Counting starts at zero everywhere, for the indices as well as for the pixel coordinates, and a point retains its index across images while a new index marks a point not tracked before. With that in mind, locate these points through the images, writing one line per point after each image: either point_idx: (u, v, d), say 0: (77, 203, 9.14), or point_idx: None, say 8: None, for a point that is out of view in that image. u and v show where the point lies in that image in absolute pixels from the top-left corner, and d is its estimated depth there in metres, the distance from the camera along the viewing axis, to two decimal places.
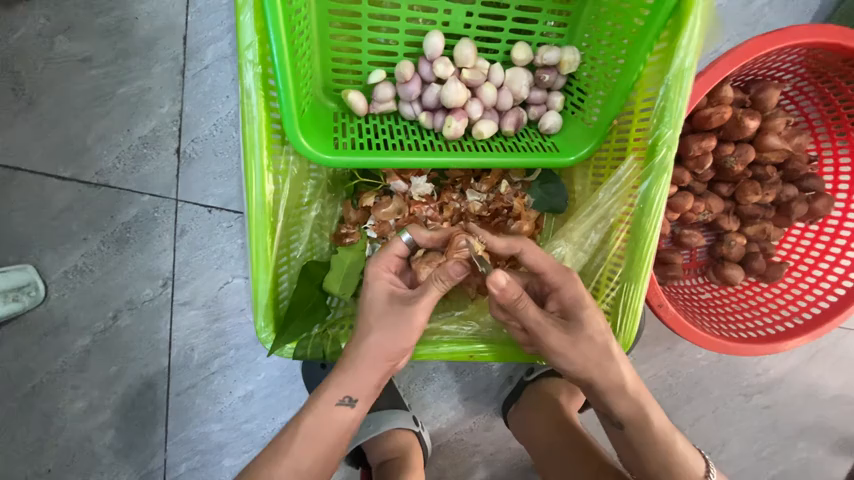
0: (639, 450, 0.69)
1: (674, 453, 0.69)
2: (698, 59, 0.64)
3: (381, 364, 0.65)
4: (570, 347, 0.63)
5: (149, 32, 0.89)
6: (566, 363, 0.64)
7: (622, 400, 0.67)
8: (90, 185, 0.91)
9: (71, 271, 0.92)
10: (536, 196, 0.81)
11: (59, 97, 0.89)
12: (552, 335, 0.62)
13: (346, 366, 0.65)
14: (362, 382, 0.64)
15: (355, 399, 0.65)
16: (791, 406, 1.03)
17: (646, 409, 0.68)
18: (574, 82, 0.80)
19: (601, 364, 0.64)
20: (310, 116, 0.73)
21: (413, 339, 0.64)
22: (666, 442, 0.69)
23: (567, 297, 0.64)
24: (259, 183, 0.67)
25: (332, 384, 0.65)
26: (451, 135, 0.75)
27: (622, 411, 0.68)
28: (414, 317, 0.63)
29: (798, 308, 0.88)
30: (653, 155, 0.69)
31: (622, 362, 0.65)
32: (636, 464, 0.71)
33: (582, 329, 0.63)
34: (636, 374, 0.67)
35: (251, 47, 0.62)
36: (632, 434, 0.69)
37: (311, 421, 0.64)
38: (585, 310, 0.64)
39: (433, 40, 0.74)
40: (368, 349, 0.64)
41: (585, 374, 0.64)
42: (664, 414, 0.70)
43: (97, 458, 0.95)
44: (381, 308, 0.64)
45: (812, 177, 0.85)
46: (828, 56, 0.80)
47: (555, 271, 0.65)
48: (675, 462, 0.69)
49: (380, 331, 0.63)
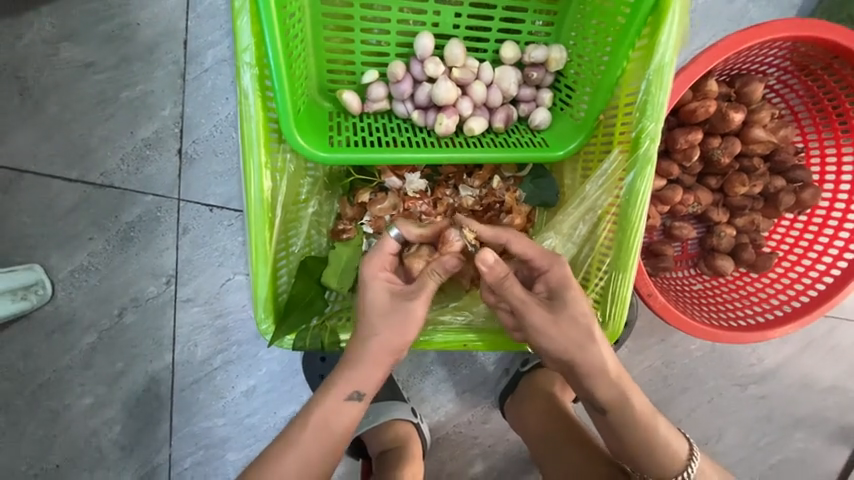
0: (621, 435, 0.71)
1: (655, 435, 0.72)
2: (678, 55, 0.67)
3: (385, 358, 0.67)
4: (553, 326, 0.65)
5: (150, 37, 0.92)
6: (549, 342, 0.65)
7: (605, 386, 0.68)
8: (96, 186, 0.94)
9: (77, 270, 0.94)
10: (527, 191, 0.83)
11: (64, 102, 0.93)
12: (536, 313, 0.64)
13: (351, 362, 0.66)
14: (369, 376, 0.66)
15: (363, 393, 0.67)
16: (787, 396, 1.04)
17: (627, 394, 0.70)
18: (562, 79, 0.83)
19: (582, 346, 0.66)
20: (306, 115, 0.75)
21: (414, 332, 0.67)
22: (649, 426, 0.71)
23: (553, 279, 0.67)
24: (257, 179, 0.70)
25: (340, 381, 0.66)
26: (443, 132, 0.78)
27: (604, 397, 0.69)
28: (414, 310, 0.66)
29: (787, 296, 0.89)
30: (637, 148, 0.71)
31: (603, 344, 0.67)
32: (621, 449, 0.72)
33: (567, 309, 0.65)
34: (616, 359, 0.69)
35: (248, 49, 0.65)
36: (615, 420, 0.70)
37: (319, 414, 0.66)
38: (571, 291, 0.66)
39: (423, 40, 0.77)
40: (376, 346, 0.66)
41: (567, 355, 0.66)
42: (644, 398, 0.72)
43: (103, 454, 0.97)
44: (384, 304, 0.66)
45: (799, 168, 0.87)
46: (809, 49, 0.82)
47: (542, 255, 0.67)
48: (657, 444, 0.72)
49: (385, 328, 0.66)
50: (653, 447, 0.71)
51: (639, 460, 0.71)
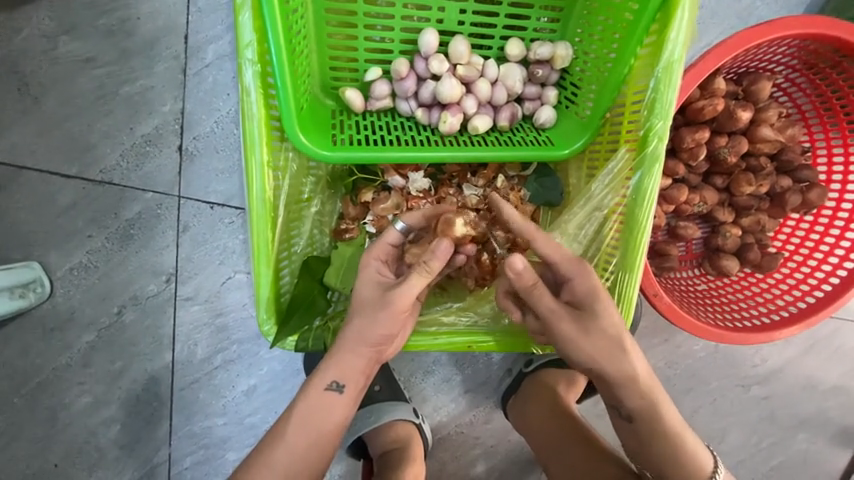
0: (649, 444, 0.70)
1: (681, 444, 0.69)
2: (687, 51, 0.66)
3: (364, 350, 0.66)
4: (584, 337, 0.65)
5: (150, 32, 0.91)
6: (578, 352, 0.66)
7: (633, 395, 0.68)
8: (95, 183, 0.93)
9: (76, 267, 0.93)
10: (532, 189, 0.83)
11: (63, 97, 0.91)
12: (563, 323, 0.65)
13: (332, 352, 0.67)
14: (347, 367, 0.66)
15: (343, 384, 0.67)
16: (790, 397, 1.03)
17: (658, 402, 0.69)
18: (568, 77, 0.81)
19: (612, 356, 0.66)
20: (309, 112, 0.74)
21: (394, 325, 0.65)
22: (674, 436, 0.69)
23: (580, 287, 0.65)
24: (259, 178, 0.69)
25: (320, 372, 0.67)
26: (447, 130, 0.77)
27: (632, 405, 0.69)
28: (396, 302, 0.64)
29: (793, 297, 0.89)
30: (645, 146, 0.70)
31: (634, 355, 0.67)
32: (644, 457, 0.71)
33: (596, 321, 0.65)
34: (648, 367, 0.69)
35: (250, 45, 0.64)
36: (641, 427, 0.70)
37: (305, 406, 0.66)
38: (600, 302, 0.65)
39: (428, 37, 0.76)
40: (352, 335, 0.66)
41: (594, 363, 0.66)
42: (673, 406, 0.71)
43: (103, 453, 0.96)
44: (367, 296, 0.66)
45: (806, 168, 0.86)
46: (818, 47, 0.81)
47: (567, 261, 0.65)
48: (684, 456, 0.69)
49: (361, 317, 0.66)
50: (676, 455, 0.69)
51: (665, 472, 0.69)
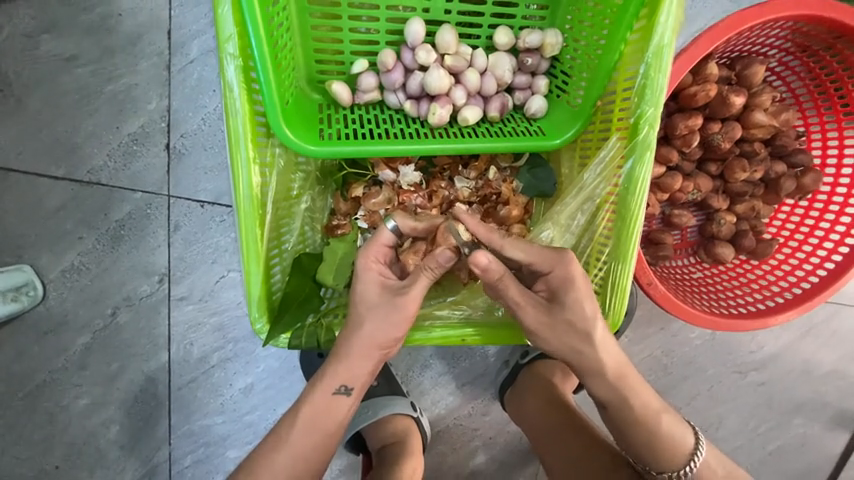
0: (624, 428, 0.72)
1: (658, 429, 0.71)
2: (678, 35, 0.65)
3: (373, 353, 0.66)
4: (547, 329, 0.65)
5: (133, 28, 0.90)
6: (544, 343, 0.66)
7: (603, 385, 0.70)
8: (83, 184, 0.92)
9: (68, 269, 0.93)
10: (525, 181, 0.81)
11: (48, 98, 0.91)
12: (529, 313, 0.64)
13: (337, 353, 0.66)
14: (356, 370, 0.66)
15: (351, 388, 0.66)
16: (787, 382, 1.03)
17: (624, 391, 0.70)
18: (558, 64, 0.80)
19: (575, 347, 0.66)
20: (294, 106, 0.73)
21: (404, 328, 0.66)
22: (651, 422, 0.71)
23: (555, 281, 0.65)
24: (246, 176, 0.68)
25: (328, 373, 0.66)
26: (436, 122, 0.76)
27: (603, 394, 0.70)
28: (406, 306, 0.65)
29: (788, 283, 0.88)
30: (636, 133, 0.69)
31: (601, 349, 0.67)
32: (624, 442, 0.73)
33: (563, 312, 0.65)
34: (619, 356, 0.69)
35: (231, 39, 0.63)
36: (614, 414, 0.72)
37: (308, 411, 0.66)
38: (572, 294, 0.64)
39: (414, 27, 0.74)
40: (363, 340, 0.65)
41: (559, 353, 0.67)
42: (647, 391, 0.72)
43: (103, 453, 0.96)
44: (377, 299, 0.66)
45: (800, 152, 0.86)
46: (813, 29, 0.80)
47: (543, 258, 0.65)
48: (661, 441, 0.71)
49: (373, 322, 0.65)
50: (653, 442, 0.71)
51: (644, 456, 0.72)
